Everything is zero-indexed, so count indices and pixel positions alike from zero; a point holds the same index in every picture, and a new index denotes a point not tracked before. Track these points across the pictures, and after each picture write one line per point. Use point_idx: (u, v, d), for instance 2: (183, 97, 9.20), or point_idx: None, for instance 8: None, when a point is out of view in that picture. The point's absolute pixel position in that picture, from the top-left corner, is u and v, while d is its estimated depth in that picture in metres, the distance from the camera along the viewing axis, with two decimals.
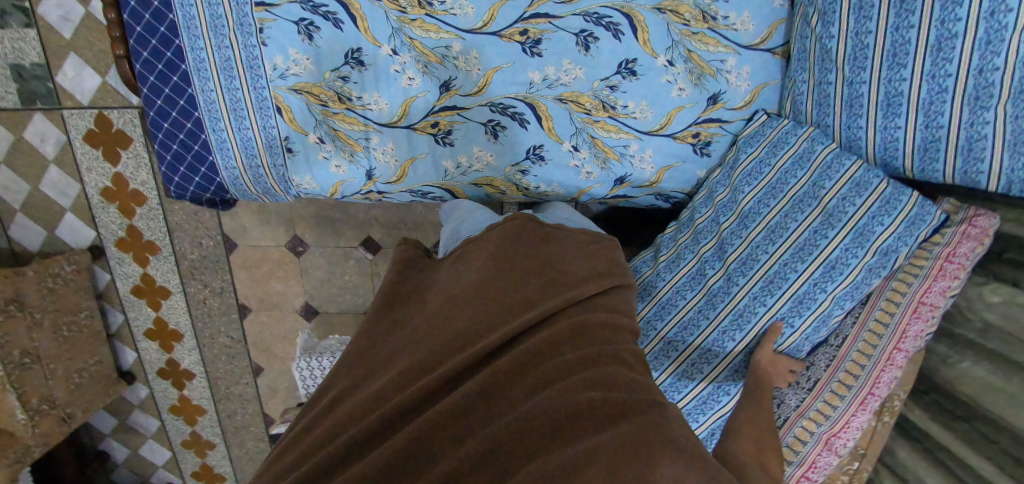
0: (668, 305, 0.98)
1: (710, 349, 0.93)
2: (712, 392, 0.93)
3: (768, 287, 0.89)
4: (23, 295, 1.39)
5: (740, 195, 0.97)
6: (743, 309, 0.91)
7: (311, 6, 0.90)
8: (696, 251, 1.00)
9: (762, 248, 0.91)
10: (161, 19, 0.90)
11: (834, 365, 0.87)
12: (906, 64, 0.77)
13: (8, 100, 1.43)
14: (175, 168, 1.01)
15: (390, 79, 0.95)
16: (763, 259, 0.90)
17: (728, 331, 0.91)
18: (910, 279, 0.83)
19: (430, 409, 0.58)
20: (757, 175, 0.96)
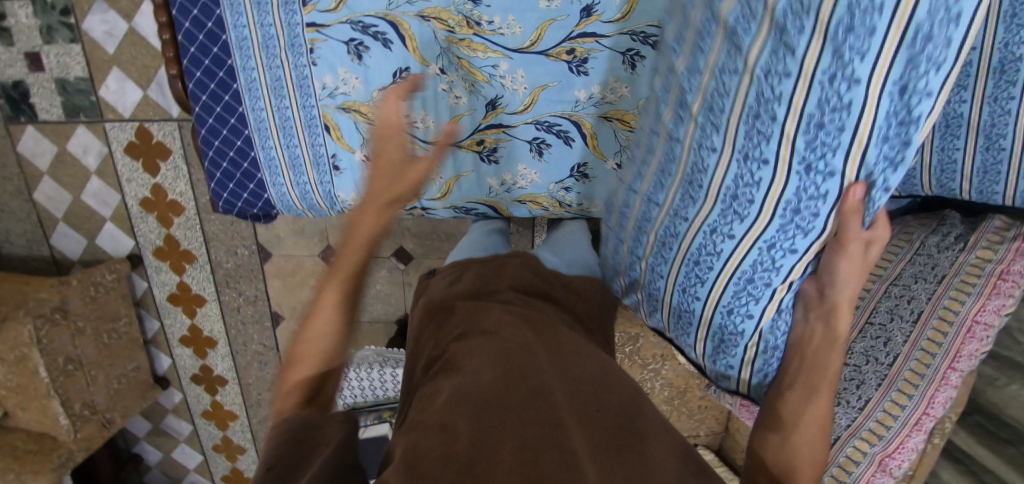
0: (664, 236, 0.72)
1: (699, 261, 0.67)
2: (726, 323, 0.69)
3: (760, 117, 0.52)
4: (67, 303, 1.43)
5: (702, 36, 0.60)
6: (735, 176, 0.58)
7: (362, 27, 0.91)
8: (668, 155, 0.69)
9: (717, 80, 0.57)
10: (215, 41, 0.93)
11: (886, 385, 0.84)
12: (967, 86, 0.78)
13: (53, 113, 1.47)
14: (224, 185, 1.04)
15: (437, 97, 0.97)
16: (722, 96, 0.57)
17: (720, 228, 0.63)
18: (963, 296, 0.81)
19: (462, 378, 0.61)
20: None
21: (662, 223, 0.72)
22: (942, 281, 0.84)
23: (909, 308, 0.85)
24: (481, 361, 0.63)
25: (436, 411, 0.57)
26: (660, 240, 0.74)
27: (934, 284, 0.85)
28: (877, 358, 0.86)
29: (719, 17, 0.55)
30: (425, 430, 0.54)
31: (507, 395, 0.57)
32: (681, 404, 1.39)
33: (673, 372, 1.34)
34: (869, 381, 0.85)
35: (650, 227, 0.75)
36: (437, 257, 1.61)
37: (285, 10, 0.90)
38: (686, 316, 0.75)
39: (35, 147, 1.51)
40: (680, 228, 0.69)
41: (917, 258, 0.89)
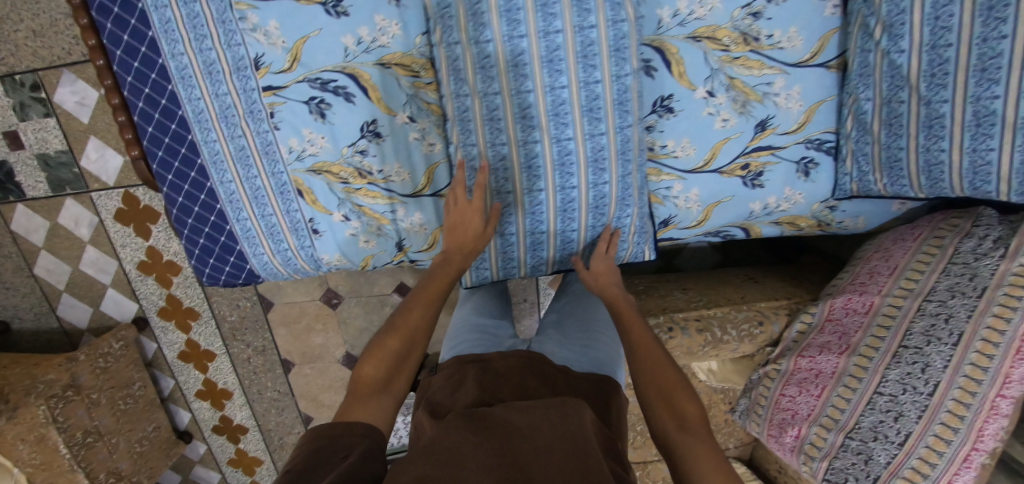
0: (567, 210, 0.81)
1: (599, 214, 0.82)
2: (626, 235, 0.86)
3: (627, 105, 0.76)
4: (78, 379, 1.42)
5: (545, 78, 0.73)
6: (593, 148, 0.77)
7: (320, 83, 0.86)
8: (528, 162, 0.77)
9: (555, 88, 0.73)
10: (172, 117, 0.89)
11: (926, 417, 0.78)
12: (998, 80, 0.70)
13: (39, 189, 1.45)
14: (205, 260, 1.00)
15: (410, 147, 0.90)
16: (564, 97, 0.74)
17: (599, 183, 0.79)
18: (1009, 313, 0.74)
19: (476, 432, 0.59)
20: (538, 49, 0.71)
21: (556, 205, 0.81)
22: (982, 295, 0.78)
23: (950, 329, 0.79)
24: (497, 419, 0.62)
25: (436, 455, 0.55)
26: (560, 212, 0.82)
27: (974, 299, 0.79)
28: (915, 386, 0.80)
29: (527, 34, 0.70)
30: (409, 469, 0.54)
31: (495, 437, 0.58)
32: None
33: None
34: (909, 412, 0.80)
35: (545, 223, 0.83)
36: None
37: (239, 76, 0.85)
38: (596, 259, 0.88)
39: (27, 224, 1.49)
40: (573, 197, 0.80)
41: (951, 270, 0.84)
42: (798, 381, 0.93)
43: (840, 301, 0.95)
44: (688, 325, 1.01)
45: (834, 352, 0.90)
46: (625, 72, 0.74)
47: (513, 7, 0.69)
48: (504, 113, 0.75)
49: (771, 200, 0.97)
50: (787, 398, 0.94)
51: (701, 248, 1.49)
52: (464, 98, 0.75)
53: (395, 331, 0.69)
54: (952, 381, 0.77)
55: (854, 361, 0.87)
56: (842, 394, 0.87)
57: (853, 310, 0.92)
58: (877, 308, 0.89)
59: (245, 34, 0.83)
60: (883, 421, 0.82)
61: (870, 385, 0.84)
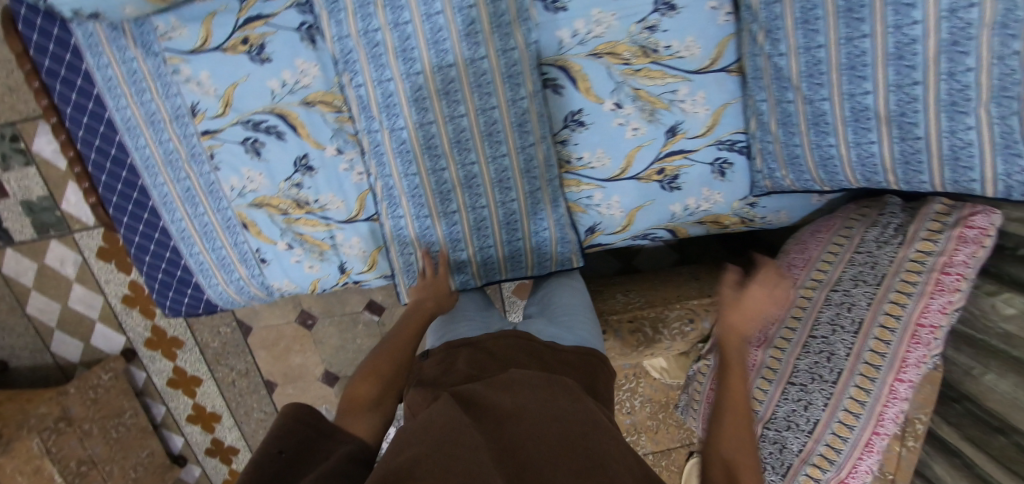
0: (481, 225, 0.87)
1: (513, 228, 0.89)
2: (542, 244, 0.91)
3: (526, 126, 0.82)
4: (69, 411, 1.50)
5: (445, 109, 0.79)
6: (497, 168, 0.84)
7: (253, 125, 0.93)
8: (439, 186, 0.84)
9: (456, 117, 0.80)
10: (122, 165, 0.97)
11: (832, 405, 0.82)
12: (867, 77, 0.75)
13: (25, 233, 1.54)
14: (165, 294, 1.07)
15: (341, 178, 0.97)
16: (465, 124, 0.80)
17: (506, 200, 0.86)
18: (905, 299, 0.79)
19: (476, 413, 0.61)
20: (434, 83, 0.78)
21: (469, 222, 0.87)
22: (881, 284, 0.83)
23: (852, 316, 0.84)
24: (494, 399, 0.64)
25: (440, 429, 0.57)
26: (475, 228, 0.88)
27: (874, 287, 0.83)
28: (823, 374, 0.84)
29: (423, 70, 0.77)
30: (411, 447, 0.55)
31: (506, 428, 0.60)
32: (667, 417, 1.37)
33: (650, 388, 1.31)
34: (818, 399, 0.83)
35: (463, 240, 0.88)
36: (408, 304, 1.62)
37: (178, 123, 0.93)
38: (518, 267, 0.93)
39: (17, 267, 1.58)
40: (484, 214, 0.86)
41: (856, 259, 0.88)
42: (724, 375, 0.97)
43: (761, 295, 0.98)
44: (621, 326, 1.06)
45: (754, 344, 0.94)
46: (521, 96, 0.80)
47: (408, 46, 0.76)
48: (413, 148, 0.81)
49: (691, 201, 1.02)
50: (715, 393, 0.98)
51: (658, 248, 1.51)
52: (375, 133, 0.81)
53: (383, 354, 0.81)
54: (855, 367, 0.81)
55: (770, 353, 0.91)
56: (761, 386, 0.91)
57: (773, 303, 0.95)
58: (790, 302, 0.92)
59: (180, 86, 0.90)
60: (795, 408, 0.86)
61: (785, 373, 0.88)
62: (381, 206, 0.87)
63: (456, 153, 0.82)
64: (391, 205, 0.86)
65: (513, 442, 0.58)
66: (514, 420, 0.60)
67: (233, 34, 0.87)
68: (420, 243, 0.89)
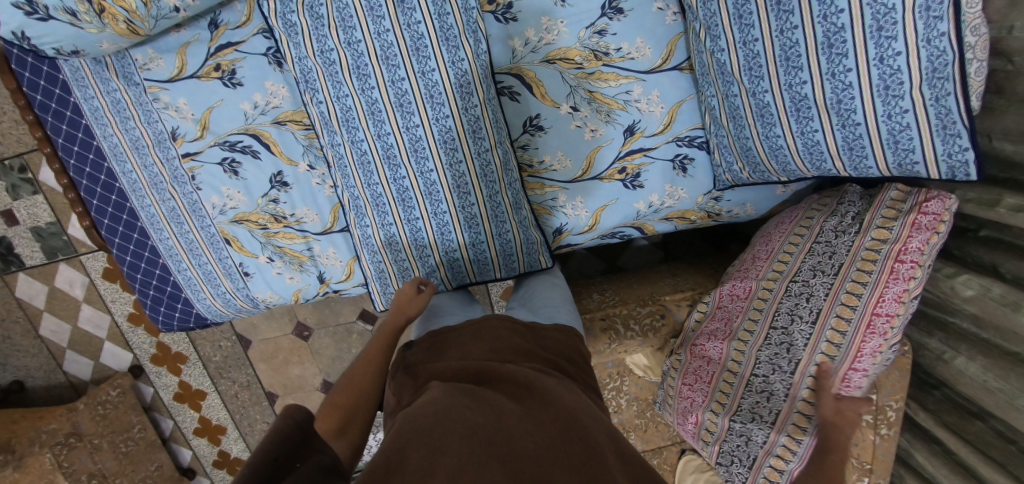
0: (444, 230, 0.91)
1: (476, 231, 0.92)
2: (505, 245, 0.94)
3: (480, 132, 0.86)
4: (79, 426, 1.57)
5: (400, 121, 0.84)
6: (456, 175, 0.87)
7: (229, 145, 0.98)
8: (401, 193, 0.88)
9: (412, 128, 0.84)
10: (111, 189, 1.03)
11: (791, 396, 0.85)
12: (802, 66, 0.77)
13: (35, 258, 1.62)
14: (157, 309, 1.13)
15: (315, 192, 1.01)
16: (421, 134, 0.85)
17: (467, 204, 0.89)
18: (860, 288, 0.81)
19: (469, 404, 0.63)
20: (388, 97, 0.83)
21: (432, 227, 0.90)
22: (838, 273, 0.84)
23: (811, 307, 0.85)
24: (486, 395, 0.66)
25: (434, 421, 0.59)
26: (440, 235, 0.91)
27: (832, 277, 0.84)
28: (784, 365, 0.86)
29: (377, 85, 0.82)
30: (405, 440, 0.57)
31: (500, 419, 0.61)
32: (655, 415, 1.37)
33: (636, 386, 1.32)
34: (780, 389, 0.87)
35: (429, 244, 0.92)
36: None
37: (160, 148, 0.98)
38: (485, 268, 0.95)
39: (29, 290, 1.67)
40: (447, 219, 0.90)
41: (814, 250, 0.89)
42: (693, 368, 0.99)
43: (728, 289, 0.98)
44: (593, 325, 1.09)
45: (720, 337, 0.96)
46: (473, 104, 0.85)
47: (361, 64, 0.81)
48: (375, 160, 0.86)
49: (655, 199, 1.04)
50: (686, 389, 1.00)
51: (642, 246, 1.52)
52: (338, 146, 0.87)
53: (347, 388, 0.77)
54: (813, 358, 0.84)
55: (734, 346, 0.93)
56: (727, 378, 0.93)
57: (738, 297, 0.96)
58: (752, 295, 0.94)
59: (160, 112, 0.96)
60: (759, 399, 0.89)
61: (748, 365, 0.90)
62: (350, 216, 0.92)
63: (415, 162, 0.86)
64: (359, 214, 0.91)
65: (507, 431, 0.59)
66: (505, 416, 0.62)
67: (207, 62, 0.94)
68: (388, 250, 0.93)
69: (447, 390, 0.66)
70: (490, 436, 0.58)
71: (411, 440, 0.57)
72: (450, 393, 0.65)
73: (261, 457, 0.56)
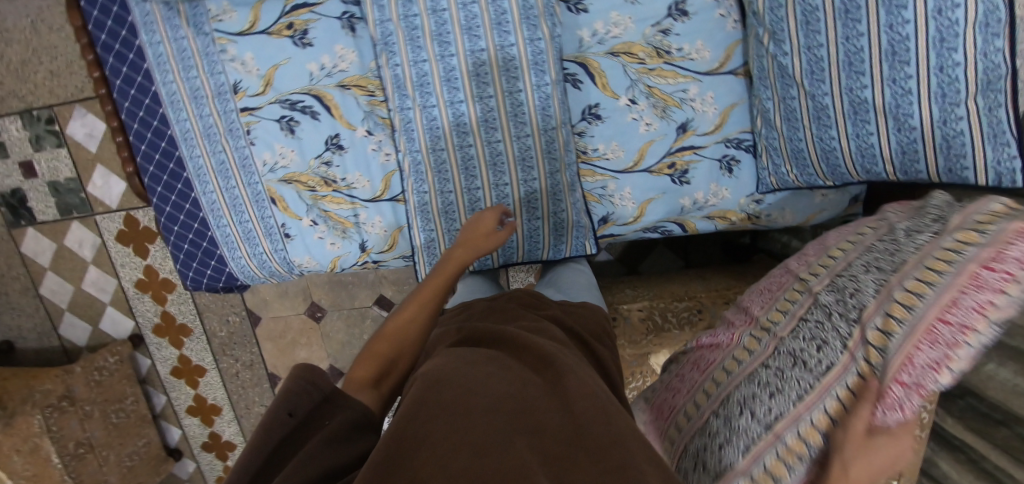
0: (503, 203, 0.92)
1: (533, 206, 0.93)
2: (558, 223, 0.95)
3: (549, 110, 0.87)
4: (73, 390, 1.51)
5: (475, 90, 0.86)
6: (521, 148, 0.89)
7: (290, 104, 0.98)
8: (465, 161, 0.90)
9: (485, 97, 0.86)
10: (161, 136, 1.01)
11: (801, 407, 0.62)
12: (864, 71, 0.82)
13: (48, 213, 1.58)
14: (188, 264, 1.11)
15: (369, 158, 1.01)
16: (493, 105, 0.87)
17: (527, 177, 0.91)
18: (924, 288, 0.53)
19: (484, 373, 0.57)
20: (466, 66, 0.85)
21: (490, 197, 0.92)
22: (898, 270, 0.58)
23: (856, 304, 0.61)
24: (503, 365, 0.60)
25: (445, 391, 0.53)
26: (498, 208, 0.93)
27: (888, 273, 0.59)
28: (799, 371, 0.64)
29: (456, 52, 0.84)
30: (416, 410, 0.51)
31: (519, 392, 0.55)
32: None
33: None
34: (781, 394, 0.65)
35: None
36: None
37: (219, 99, 0.98)
38: (535, 243, 0.97)
39: (36, 246, 1.62)
40: (507, 190, 0.91)
41: (874, 249, 0.65)
42: (692, 361, 0.85)
43: (759, 289, 0.82)
44: (631, 314, 1.10)
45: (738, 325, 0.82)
46: (545, 82, 0.86)
47: (443, 31, 0.83)
48: (443, 127, 0.88)
49: (700, 196, 1.07)
50: (677, 378, 0.86)
51: (663, 254, 1.55)
52: (407, 110, 0.87)
53: (387, 336, 0.71)
54: (844, 373, 0.60)
55: (745, 338, 0.76)
56: (724, 371, 0.76)
57: (766, 291, 0.79)
58: (779, 294, 0.76)
59: (225, 64, 0.96)
60: (749, 398, 0.69)
61: (755, 360, 0.72)
62: (407, 181, 0.92)
63: (483, 132, 0.88)
64: (418, 180, 0.91)
65: (528, 404, 0.52)
66: (524, 387, 0.56)
67: (279, 20, 0.95)
68: (443, 217, 0.93)
69: (462, 357, 0.61)
70: (512, 409, 0.51)
71: (421, 409, 0.51)
72: (470, 362, 0.60)
73: (277, 420, 0.55)
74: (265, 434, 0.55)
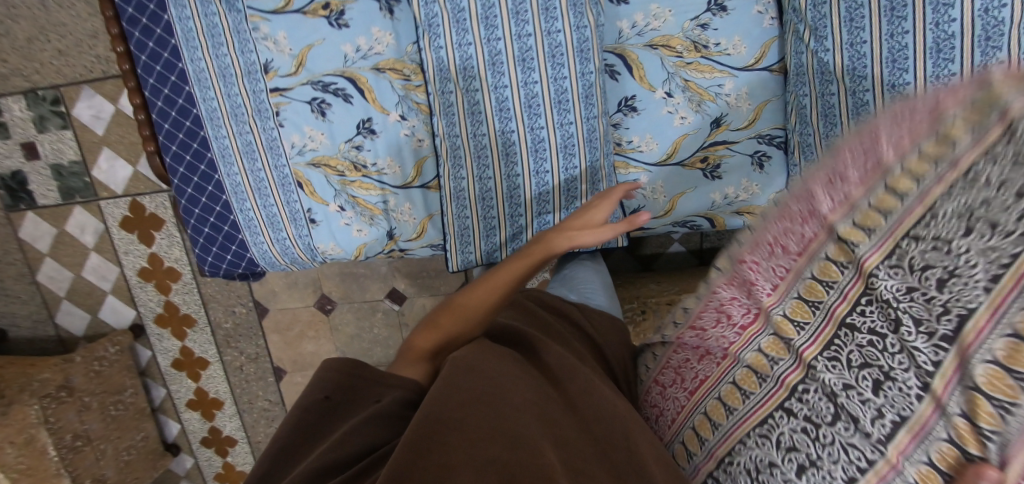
0: (543, 190, 0.91)
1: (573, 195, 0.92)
2: None
3: (592, 98, 0.87)
4: (71, 380, 1.45)
5: (520, 76, 0.85)
6: (564, 135, 0.88)
7: (322, 86, 0.96)
8: (506, 147, 0.89)
9: (530, 83, 0.86)
10: (186, 115, 0.98)
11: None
12: (908, 68, 0.81)
13: (50, 197, 1.53)
14: (208, 249, 1.07)
15: (401, 143, 1.00)
16: (538, 91, 0.86)
17: (568, 165, 0.90)
18: None
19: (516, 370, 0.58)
20: (512, 51, 0.84)
21: (531, 185, 0.91)
22: None
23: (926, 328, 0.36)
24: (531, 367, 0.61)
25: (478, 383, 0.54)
26: (538, 196, 0.92)
27: None
28: (844, 437, 0.41)
29: (503, 35, 0.83)
30: (449, 396, 0.52)
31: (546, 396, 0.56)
32: None
33: None
34: (819, 473, 0.43)
35: (523, 202, 0.92)
36: (429, 294, 1.61)
37: (249, 79, 0.96)
38: None
39: (35, 231, 1.57)
40: (548, 178, 0.91)
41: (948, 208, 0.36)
42: (677, 365, 0.62)
43: (751, 255, 0.53)
44: (660, 306, 1.09)
45: (733, 326, 0.54)
46: (589, 70, 0.85)
47: (490, 15, 0.82)
48: (485, 112, 0.87)
49: (731, 191, 1.07)
50: (661, 388, 0.64)
51: (679, 252, 1.54)
52: (449, 95, 0.87)
53: (450, 310, 0.76)
54: (911, 448, 0.37)
55: (745, 360, 0.52)
56: (726, 398, 0.53)
57: (776, 269, 0.50)
58: (792, 288, 0.47)
59: (258, 42, 0.94)
60: (762, 467, 0.48)
61: (767, 401, 0.48)
62: (444, 167, 0.90)
63: (526, 117, 0.87)
64: (455, 165, 0.90)
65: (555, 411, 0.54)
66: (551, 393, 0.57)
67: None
68: (480, 204, 0.92)
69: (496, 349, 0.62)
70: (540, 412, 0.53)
71: (455, 396, 0.52)
72: (501, 356, 0.60)
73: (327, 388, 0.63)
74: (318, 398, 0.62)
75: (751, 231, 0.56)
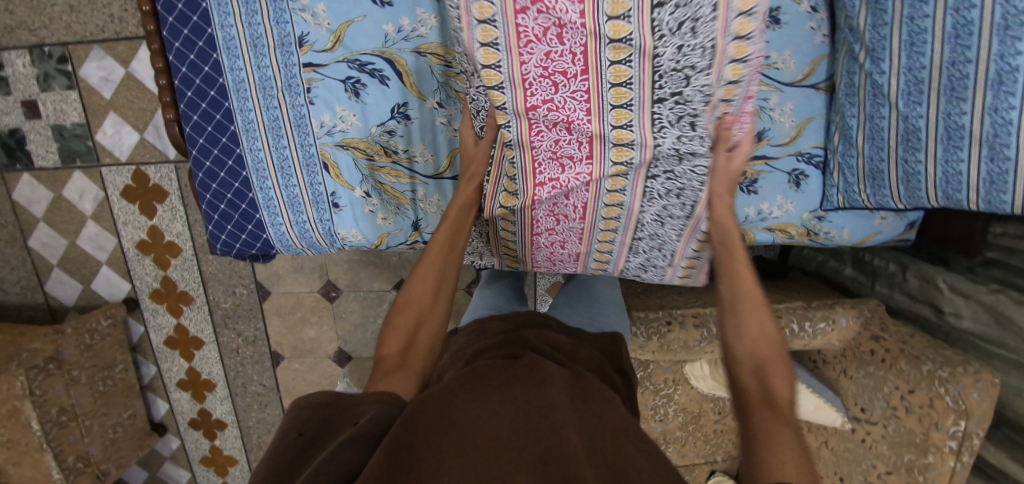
0: None
1: None
2: None
3: None
4: (61, 352, 1.39)
5: None
6: None
7: (359, 65, 0.92)
8: None
9: None
10: (211, 84, 0.92)
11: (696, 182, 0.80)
12: (966, 98, 0.79)
13: (49, 159, 1.46)
14: (222, 227, 1.02)
15: (436, 130, 0.97)
16: None
17: None
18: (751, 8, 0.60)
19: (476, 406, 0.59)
20: None
21: None
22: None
23: (698, 45, 0.64)
24: (498, 389, 0.63)
25: (447, 427, 0.56)
26: None
27: None
28: (688, 168, 0.79)
29: None
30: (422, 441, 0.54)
31: (514, 419, 0.58)
32: (697, 430, 1.33)
33: (687, 397, 1.27)
34: (679, 197, 0.84)
35: None
36: None
37: (282, 51, 0.91)
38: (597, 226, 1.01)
39: (31, 194, 1.50)
40: None
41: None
42: (548, 212, 0.90)
43: (539, 97, 0.71)
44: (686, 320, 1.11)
45: (582, 162, 0.80)
46: None
47: None
48: None
49: (765, 206, 1.06)
50: (548, 229, 0.93)
51: None
52: None
53: (403, 307, 0.73)
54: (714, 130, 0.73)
55: (609, 172, 0.81)
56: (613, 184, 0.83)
57: (573, 99, 0.71)
58: (603, 106, 0.72)
59: (294, 13, 0.89)
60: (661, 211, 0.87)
61: (634, 186, 0.84)
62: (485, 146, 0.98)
63: None
64: None
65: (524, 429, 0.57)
66: (521, 415, 0.59)
67: None
68: None
69: (456, 388, 0.62)
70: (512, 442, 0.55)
71: (424, 442, 0.54)
72: (452, 400, 0.60)
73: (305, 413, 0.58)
74: (305, 420, 0.58)
75: (504, 112, 0.73)
